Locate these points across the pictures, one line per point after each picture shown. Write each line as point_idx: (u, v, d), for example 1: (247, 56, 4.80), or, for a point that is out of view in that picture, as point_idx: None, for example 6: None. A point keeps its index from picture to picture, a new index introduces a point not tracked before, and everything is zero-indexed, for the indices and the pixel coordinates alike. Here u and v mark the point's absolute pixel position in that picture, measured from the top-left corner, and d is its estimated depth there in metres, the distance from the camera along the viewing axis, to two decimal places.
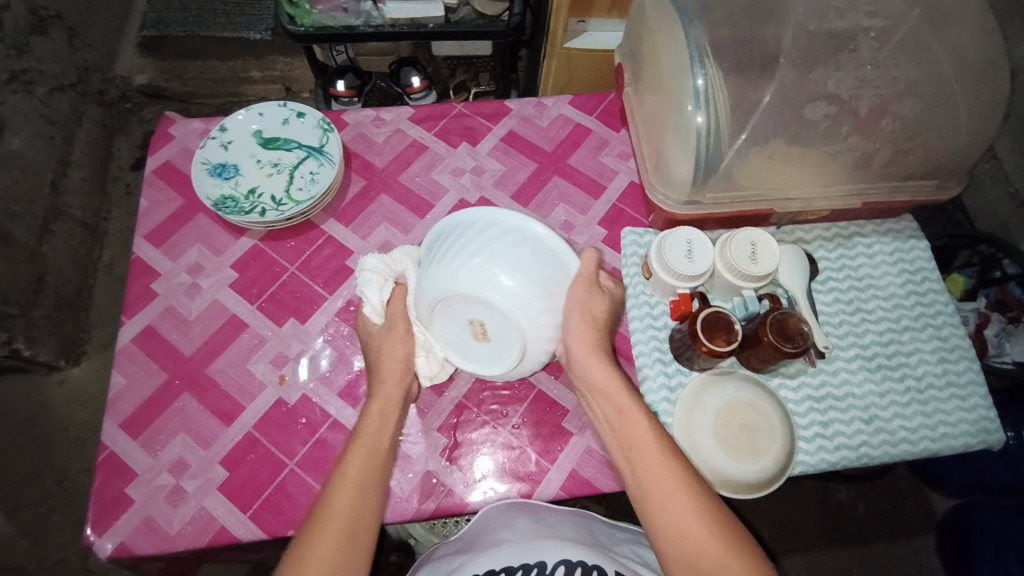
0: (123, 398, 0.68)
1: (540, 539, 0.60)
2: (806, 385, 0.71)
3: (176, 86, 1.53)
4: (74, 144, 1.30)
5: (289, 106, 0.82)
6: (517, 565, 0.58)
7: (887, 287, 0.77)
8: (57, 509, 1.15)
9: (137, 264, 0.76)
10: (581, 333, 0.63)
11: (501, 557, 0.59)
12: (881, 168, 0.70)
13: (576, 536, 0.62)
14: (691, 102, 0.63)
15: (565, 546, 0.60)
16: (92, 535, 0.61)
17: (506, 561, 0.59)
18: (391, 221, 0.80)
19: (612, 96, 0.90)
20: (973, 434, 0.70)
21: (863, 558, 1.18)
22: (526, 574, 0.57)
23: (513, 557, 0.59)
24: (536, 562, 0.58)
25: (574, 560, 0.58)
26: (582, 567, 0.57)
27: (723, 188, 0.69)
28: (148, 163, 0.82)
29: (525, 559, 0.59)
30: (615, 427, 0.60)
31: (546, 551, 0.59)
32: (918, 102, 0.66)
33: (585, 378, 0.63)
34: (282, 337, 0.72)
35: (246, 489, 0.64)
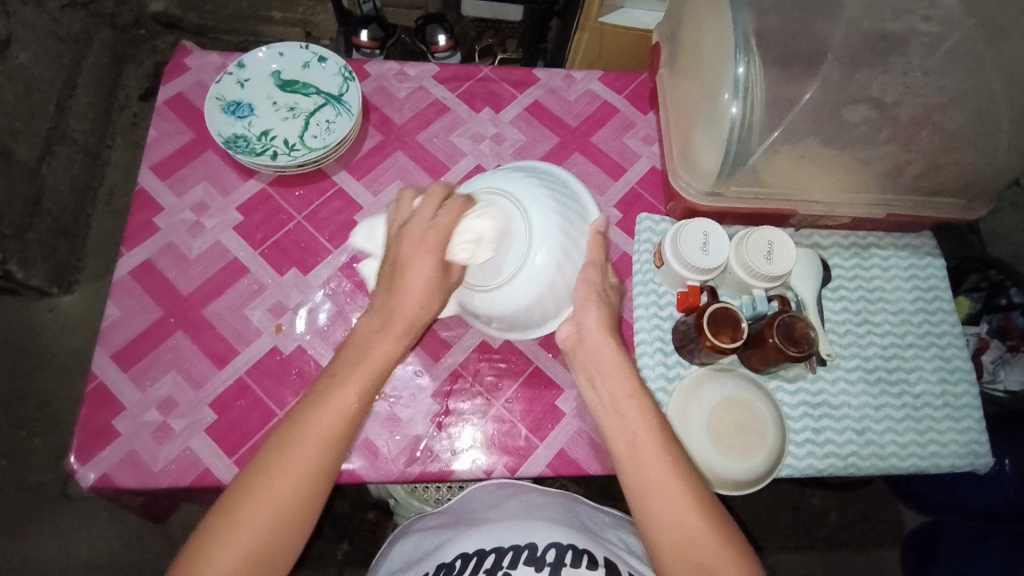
0: (115, 330, 0.67)
1: (530, 523, 0.58)
2: (803, 390, 0.70)
3: (193, 18, 1.46)
4: (83, 65, 1.26)
5: (310, 49, 0.78)
6: (506, 546, 0.56)
7: (897, 302, 0.76)
8: (38, 433, 1.15)
9: (140, 196, 0.74)
10: (592, 320, 0.59)
11: (490, 539, 0.57)
12: (911, 180, 0.69)
13: (569, 523, 0.60)
14: (728, 90, 0.61)
15: (556, 530, 0.57)
16: (75, 463, 0.61)
17: (495, 542, 0.57)
18: (404, 180, 0.78)
19: (643, 77, 0.87)
20: (961, 456, 0.70)
21: (829, 564, 1.21)
22: (514, 555, 0.54)
23: (503, 539, 0.57)
24: (526, 544, 0.55)
25: (565, 545, 0.55)
26: (574, 550, 0.54)
27: (747, 183, 0.68)
28: (159, 93, 0.79)
29: (514, 540, 0.56)
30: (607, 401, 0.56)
31: (536, 535, 0.56)
32: (961, 116, 0.64)
33: (586, 364, 0.58)
34: (282, 286, 0.71)
35: (234, 434, 0.64)
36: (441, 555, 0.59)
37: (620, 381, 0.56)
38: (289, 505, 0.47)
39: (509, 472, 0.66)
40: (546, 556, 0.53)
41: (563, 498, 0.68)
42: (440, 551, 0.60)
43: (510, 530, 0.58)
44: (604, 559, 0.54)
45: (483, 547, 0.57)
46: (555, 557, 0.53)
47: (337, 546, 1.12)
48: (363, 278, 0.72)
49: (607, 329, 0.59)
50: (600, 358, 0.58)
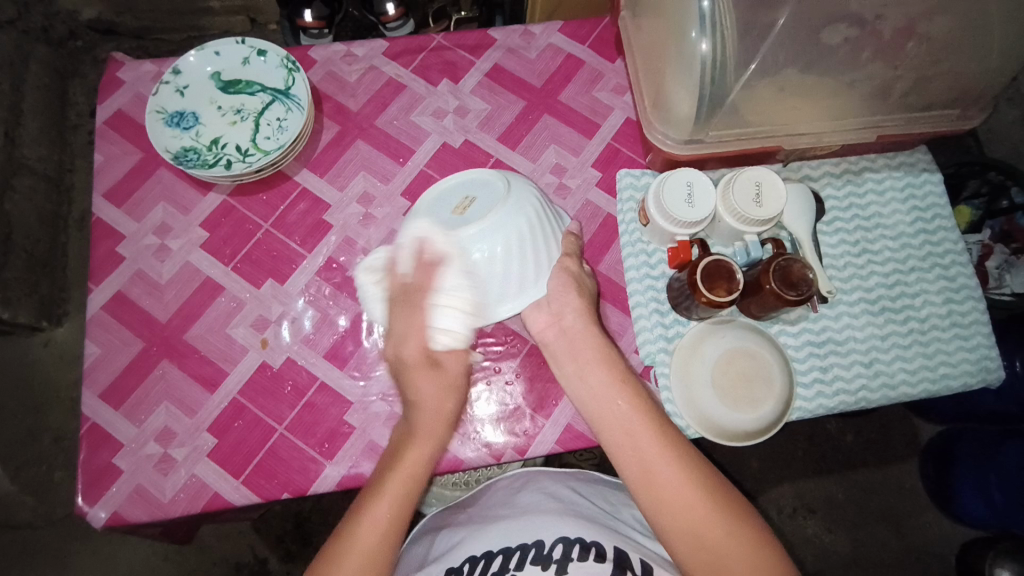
0: (99, 368, 0.66)
1: (539, 518, 0.60)
2: (806, 331, 0.69)
3: (128, 20, 1.34)
4: (24, 89, 1.19)
5: (247, 43, 0.73)
6: (514, 547, 0.57)
7: (895, 226, 0.73)
8: (59, 467, 1.15)
9: (97, 226, 0.71)
10: (576, 307, 0.61)
11: (497, 539, 0.59)
12: (899, 99, 0.65)
13: (580, 513, 0.61)
14: (695, 28, 0.56)
15: (562, 524, 0.58)
16: (84, 506, 0.60)
17: (503, 544, 0.58)
18: (369, 169, 0.74)
19: (606, 22, 0.82)
20: (974, 374, 0.69)
21: (850, 484, 1.22)
22: (521, 555, 0.56)
23: (511, 539, 0.58)
24: (533, 542, 0.57)
25: (572, 537, 0.56)
26: (580, 545, 0.55)
27: (727, 125, 0.63)
28: (98, 113, 0.75)
29: (521, 539, 0.58)
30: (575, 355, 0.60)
31: (544, 531, 0.58)
32: (947, 22, 0.59)
33: (572, 363, 0.60)
34: (261, 299, 0.68)
35: (237, 455, 0.63)
36: (453, 556, 0.60)
37: (624, 401, 0.56)
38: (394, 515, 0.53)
39: (519, 454, 0.65)
40: (553, 553, 0.55)
41: (571, 478, 0.69)
42: (453, 553, 0.61)
43: (520, 529, 0.59)
44: (610, 551, 0.54)
45: (492, 548, 0.58)
46: (562, 553, 0.54)
47: None
48: (343, 279, 0.69)
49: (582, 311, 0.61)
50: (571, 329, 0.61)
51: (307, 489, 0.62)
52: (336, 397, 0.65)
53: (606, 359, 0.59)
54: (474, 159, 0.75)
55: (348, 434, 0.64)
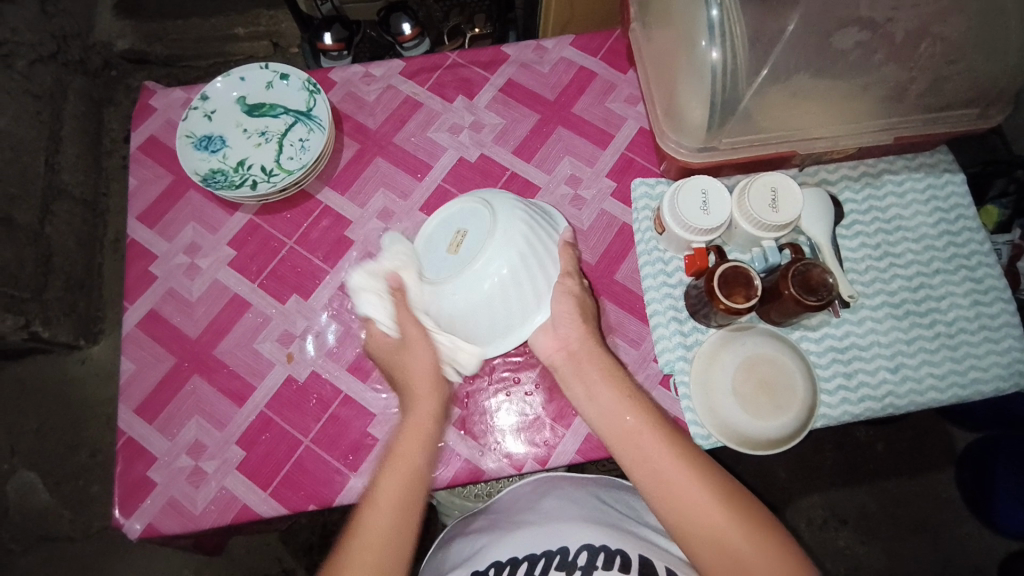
0: (134, 383, 0.68)
1: (563, 525, 0.60)
2: (829, 337, 0.68)
3: (159, 49, 1.42)
4: (63, 118, 1.25)
5: (271, 68, 0.76)
6: (539, 554, 0.58)
7: (917, 228, 0.72)
8: (95, 481, 1.19)
9: (132, 247, 0.74)
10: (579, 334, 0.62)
11: (522, 546, 0.59)
12: (917, 99, 0.64)
13: (602, 520, 0.61)
14: (705, 37, 0.57)
15: (588, 530, 0.58)
16: (121, 517, 0.63)
17: (528, 550, 0.59)
18: (388, 186, 0.76)
19: (617, 34, 0.83)
20: (1006, 378, 0.67)
21: (883, 494, 1.19)
22: (546, 562, 0.56)
23: (535, 546, 0.59)
24: (558, 549, 0.57)
25: (597, 545, 0.56)
26: (605, 552, 0.55)
27: (742, 131, 0.63)
28: (132, 140, 0.78)
29: (546, 545, 0.58)
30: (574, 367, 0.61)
31: (568, 537, 0.58)
32: (962, 22, 0.59)
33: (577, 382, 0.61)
34: (286, 314, 0.71)
35: (265, 467, 0.64)
36: (478, 562, 0.61)
37: (650, 437, 0.55)
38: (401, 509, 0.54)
39: (539, 464, 0.66)
40: (578, 559, 0.55)
41: (595, 485, 0.69)
42: (480, 557, 0.62)
43: (543, 535, 0.60)
44: (636, 559, 0.54)
45: (517, 555, 0.59)
46: (587, 560, 0.55)
47: None
48: None
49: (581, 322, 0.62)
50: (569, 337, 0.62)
51: (332, 500, 0.63)
52: (359, 409, 0.67)
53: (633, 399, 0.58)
54: (491, 173, 0.77)
55: (372, 445, 0.65)
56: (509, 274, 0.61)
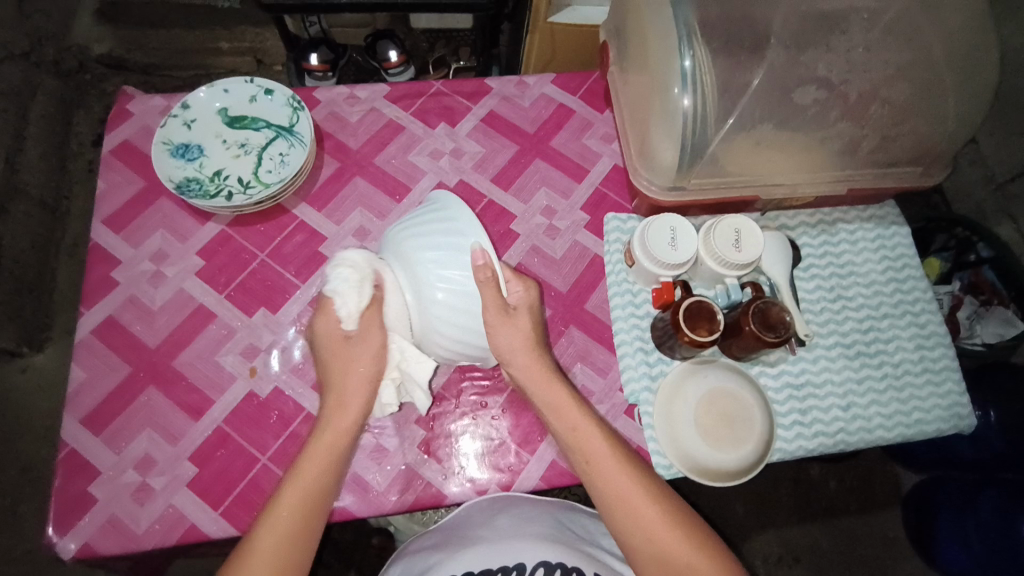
0: (83, 393, 0.65)
1: (517, 539, 0.61)
2: (786, 373, 0.71)
3: (138, 57, 1.41)
4: (30, 117, 1.22)
5: (255, 82, 0.77)
6: (495, 569, 0.59)
7: (868, 273, 0.77)
8: (26, 498, 1.11)
9: (94, 251, 0.72)
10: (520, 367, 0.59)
11: (478, 560, 0.60)
12: (867, 155, 0.69)
13: (553, 533, 0.63)
14: (678, 84, 0.60)
15: (545, 548, 0.60)
16: (55, 535, 0.59)
17: (484, 565, 0.59)
18: (366, 205, 0.77)
19: (596, 75, 0.87)
20: (946, 420, 0.71)
21: (835, 532, 1.22)
22: None
23: (491, 560, 0.60)
24: (514, 565, 0.59)
25: (553, 562, 0.59)
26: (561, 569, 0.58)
27: (708, 174, 0.67)
28: (105, 143, 0.77)
29: (503, 561, 0.60)
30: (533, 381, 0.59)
31: (523, 553, 0.60)
32: (907, 88, 0.65)
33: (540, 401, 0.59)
34: (252, 327, 0.69)
35: (218, 485, 0.62)
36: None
37: (613, 463, 0.55)
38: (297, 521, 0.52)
39: (503, 490, 0.65)
40: None
41: (553, 506, 0.68)
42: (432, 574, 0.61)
43: (498, 549, 0.60)
44: None
45: (473, 570, 0.59)
46: None
47: (344, 574, 1.10)
48: None
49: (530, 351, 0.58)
50: (525, 363, 0.58)
51: None
52: None
53: (607, 443, 0.56)
54: (468, 199, 0.78)
55: None
56: (455, 283, 0.55)
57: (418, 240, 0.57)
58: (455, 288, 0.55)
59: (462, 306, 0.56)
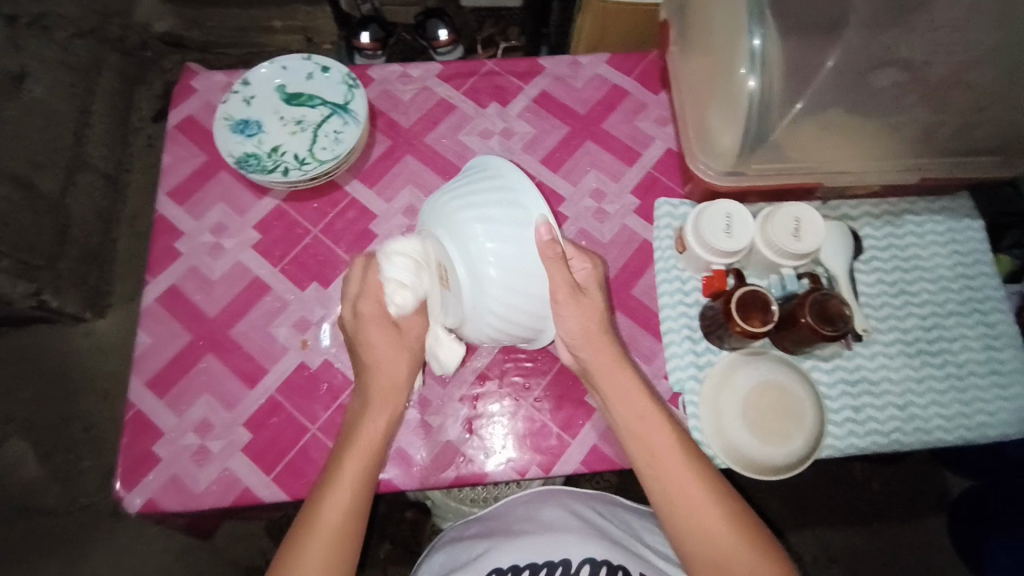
0: (149, 356, 0.69)
1: (565, 535, 0.61)
2: (840, 368, 0.68)
3: (196, 35, 1.45)
4: (95, 93, 1.28)
5: (312, 60, 0.78)
6: (541, 563, 0.59)
7: (934, 268, 0.73)
8: (87, 456, 1.19)
9: (159, 222, 0.75)
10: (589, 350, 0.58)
11: (524, 554, 0.60)
12: (944, 143, 0.65)
13: (601, 533, 0.62)
14: (745, 65, 0.57)
15: (589, 543, 0.60)
16: (122, 490, 0.63)
17: (529, 559, 0.59)
18: (416, 184, 0.77)
19: (652, 56, 0.85)
20: (1013, 426, 0.67)
21: (876, 535, 1.18)
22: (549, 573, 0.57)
23: (537, 555, 0.59)
24: (560, 560, 0.58)
25: (598, 559, 0.58)
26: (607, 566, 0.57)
27: (770, 159, 0.64)
28: (170, 118, 0.80)
29: (549, 556, 0.59)
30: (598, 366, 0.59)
31: (570, 548, 0.59)
32: (994, 70, 0.61)
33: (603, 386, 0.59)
34: (304, 300, 0.71)
35: (270, 451, 0.65)
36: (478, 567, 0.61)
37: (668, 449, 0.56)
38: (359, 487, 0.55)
39: (543, 471, 0.66)
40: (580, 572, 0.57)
41: (591, 498, 0.70)
42: (479, 563, 0.61)
43: (544, 544, 0.61)
44: None
45: (519, 563, 0.59)
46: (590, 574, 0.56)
47: (379, 544, 1.14)
48: None
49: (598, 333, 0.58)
50: (592, 348, 0.58)
51: None
52: None
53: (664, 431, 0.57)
54: None
55: None
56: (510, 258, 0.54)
57: (467, 211, 0.55)
58: (505, 263, 0.54)
59: (519, 283, 0.55)
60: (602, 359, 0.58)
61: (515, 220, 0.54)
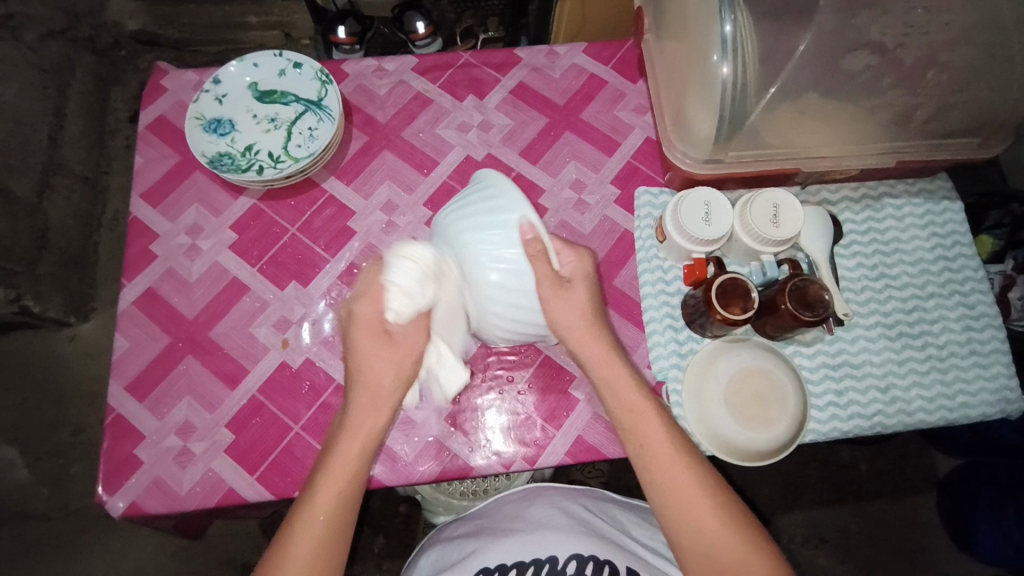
0: (127, 360, 0.68)
1: (553, 533, 0.61)
2: (822, 353, 0.68)
3: (171, 32, 1.43)
4: (69, 94, 1.25)
5: (285, 55, 0.77)
6: (529, 561, 0.58)
7: (914, 251, 0.73)
8: (76, 460, 1.18)
9: (134, 225, 0.74)
10: (576, 337, 0.59)
11: (513, 552, 0.60)
12: (921, 125, 0.65)
13: (590, 530, 0.62)
14: (717, 51, 0.57)
15: (576, 539, 0.59)
16: (104, 494, 0.62)
17: (518, 557, 0.59)
18: (394, 179, 0.77)
19: (629, 44, 0.84)
20: (992, 405, 0.68)
21: (864, 516, 1.19)
22: (536, 570, 0.57)
23: (525, 553, 0.59)
24: (547, 557, 0.58)
25: (586, 555, 0.58)
26: (594, 562, 0.57)
27: (747, 146, 0.64)
28: (141, 118, 0.78)
29: (537, 554, 0.59)
30: (587, 351, 0.59)
31: (557, 546, 0.59)
32: (969, 51, 0.61)
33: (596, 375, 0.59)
34: (284, 300, 0.71)
35: (253, 452, 0.64)
36: (469, 566, 0.61)
37: (663, 442, 0.55)
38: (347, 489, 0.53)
39: (528, 464, 0.66)
40: (567, 569, 0.57)
41: (580, 494, 0.70)
42: (470, 560, 0.62)
43: (533, 542, 0.60)
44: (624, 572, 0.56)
45: (507, 561, 0.59)
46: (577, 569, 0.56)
47: (372, 540, 1.14)
48: None
49: (589, 322, 0.59)
50: (587, 338, 0.59)
51: None
52: None
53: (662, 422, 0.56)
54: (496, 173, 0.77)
55: None
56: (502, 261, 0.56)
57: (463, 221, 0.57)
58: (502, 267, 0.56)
59: (519, 287, 0.56)
60: (600, 352, 0.59)
61: (502, 224, 0.55)
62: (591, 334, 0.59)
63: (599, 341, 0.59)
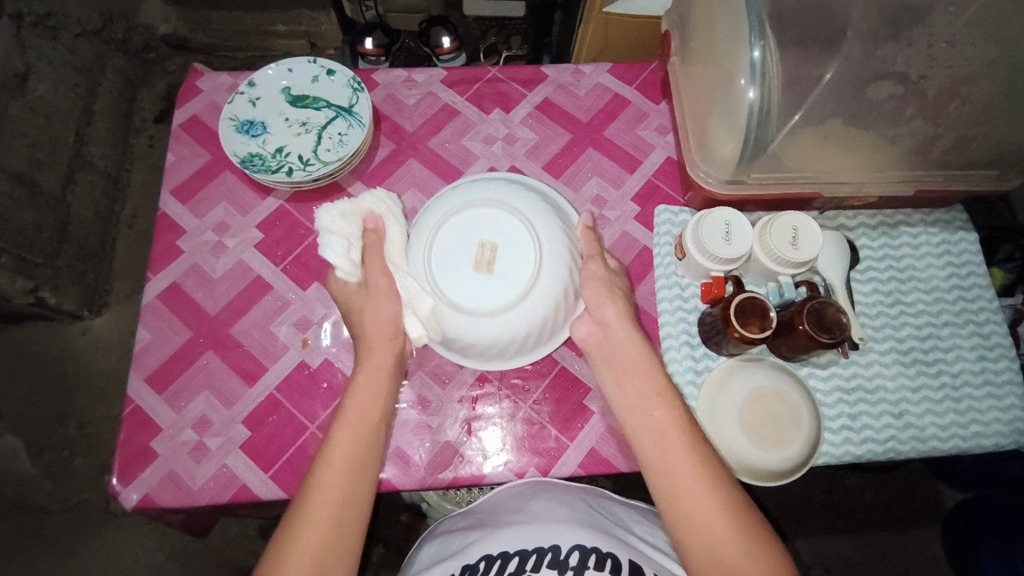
0: (148, 352, 0.69)
1: (555, 523, 0.58)
2: (836, 376, 0.69)
3: (201, 37, 1.46)
4: (98, 93, 1.28)
5: (318, 63, 0.79)
6: (531, 549, 0.56)
7: (929, 279, 0.74)
8: (79, 454, 1.18)
9: (162, 220, 0.75)
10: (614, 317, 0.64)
11: (514, 540, 0.57)
12: (941, 155, 0.66)
13: (593, 523, 0.59)
14: (746, 76, 0.59)
15: (579, 529, 0.57)
16: (118, 485, 0.62)
17: (519, 544, 0.57)
18: (420, 187, 0.78)
19: (653, 66, 0.86)
20: (1006, 436, 0.68)
21: (868, 546, 1.18)
22: (536, 559, 0.55)
23: (526, 541, 0.57)
24: (549, 546, 0.55)
25: (589, 546, 0.55)
26: (597, 553, 0.54)
27: (768, 169, 0.66)
28: (175, 116, 0.80)
29: (538, 543, 0.56)
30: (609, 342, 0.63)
31: (559, 536, 0.56)
32: (990, 86, 0.62)
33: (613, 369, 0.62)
34: (305, 300, 0.71)
35: (268, 449, 0.65)
36: (468, 555, 0.59)
37: (671, 432, 0.55)
38: (353, 461, 0.53)
39: (541, 473, 0.66)
40: (569, 559, 0.54)
41: (584, 492, 0.67)
42: (470, 549, 0.59)
43: (535, 531, 0.58)
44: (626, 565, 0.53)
45: (509, 548, 0.57)
46: (578, 560, 0.53)
47: (372, 548, 1.13)
48: None
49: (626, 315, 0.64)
50: (608, 323, 0.64)
51: None
52: None
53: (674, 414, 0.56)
54: None
55: None
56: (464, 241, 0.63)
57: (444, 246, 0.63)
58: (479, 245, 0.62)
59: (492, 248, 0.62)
60: (619, 338, 0.63)
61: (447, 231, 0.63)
62: (624, 322, 0.63)
63: (622, 329, 0.63)
